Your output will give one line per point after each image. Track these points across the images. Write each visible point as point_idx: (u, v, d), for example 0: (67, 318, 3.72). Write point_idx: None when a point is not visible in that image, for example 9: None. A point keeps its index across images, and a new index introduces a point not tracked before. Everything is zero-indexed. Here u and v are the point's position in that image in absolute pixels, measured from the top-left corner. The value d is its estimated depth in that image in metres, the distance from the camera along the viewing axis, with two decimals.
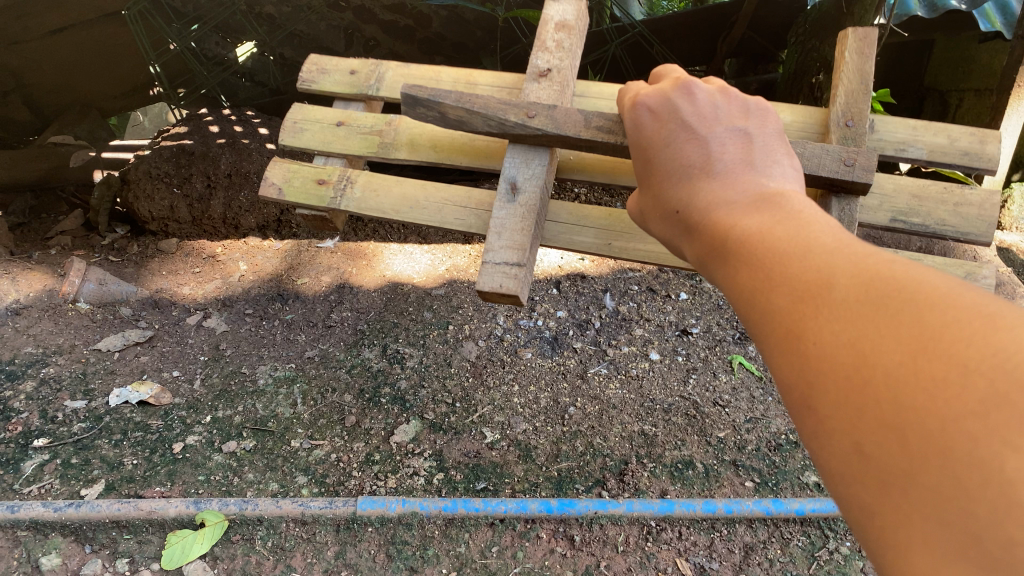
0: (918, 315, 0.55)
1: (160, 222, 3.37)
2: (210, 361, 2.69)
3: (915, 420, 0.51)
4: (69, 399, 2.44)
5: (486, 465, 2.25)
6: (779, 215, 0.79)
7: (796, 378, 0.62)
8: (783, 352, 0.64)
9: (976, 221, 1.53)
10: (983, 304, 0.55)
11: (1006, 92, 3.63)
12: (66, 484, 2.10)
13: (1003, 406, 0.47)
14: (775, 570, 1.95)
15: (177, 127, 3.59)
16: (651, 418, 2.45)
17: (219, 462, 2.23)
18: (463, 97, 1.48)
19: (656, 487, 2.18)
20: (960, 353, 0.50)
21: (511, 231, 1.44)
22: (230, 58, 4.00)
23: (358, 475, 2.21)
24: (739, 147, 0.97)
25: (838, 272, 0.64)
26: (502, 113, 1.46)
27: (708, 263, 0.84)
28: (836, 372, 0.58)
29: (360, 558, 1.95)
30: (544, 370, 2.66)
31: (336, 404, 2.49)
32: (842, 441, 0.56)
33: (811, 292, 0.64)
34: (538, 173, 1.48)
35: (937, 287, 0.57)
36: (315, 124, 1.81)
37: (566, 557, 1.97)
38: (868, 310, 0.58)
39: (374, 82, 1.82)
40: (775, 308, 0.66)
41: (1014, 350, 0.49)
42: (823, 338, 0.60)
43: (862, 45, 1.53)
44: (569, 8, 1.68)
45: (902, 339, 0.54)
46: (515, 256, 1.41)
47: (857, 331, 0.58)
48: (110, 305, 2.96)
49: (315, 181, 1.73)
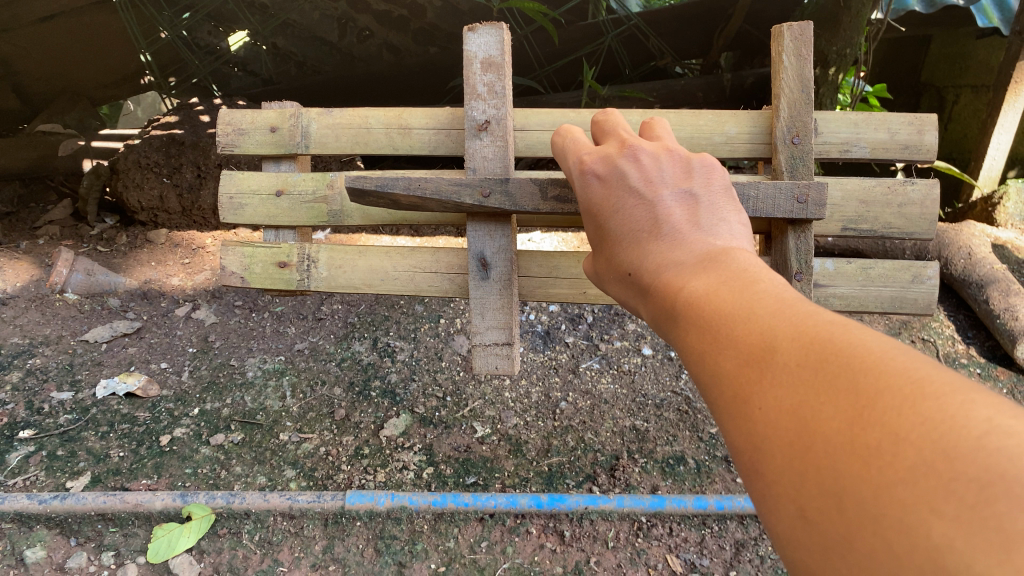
0: (850, 375, 0.54)
1: (150, 212, 3.33)
2: (199, 353, 2.67)
3: (851, 489, 0.49)
4: (55, 390, 2.42)
5: (476, 460, 2.23)
6: (725, 262, 0.77)
7: (742, 445, 0.59)
8: (729, 417, 0.62)
9: (920, 220, 1.57)
10: (915, 364, 0.54)
11: (1002, 89, 3.61)
12: (51, 476, 2.08)
13: (932, 473, 0.46)
14: (767, 567, 1.93)
15: (168, 116, 3.48)
16: (643, 414, 2.44)
17: (207, 455, 2.21)
18: (412, 183, 1.43)
19: (647, 483, 2.16)
20: (893, 421, 0.49)
21: (493, 311, 1.55)
22: (223, 47, 3.97)
23: (347, 469, 2.19)
24: (689, 191, 0.95)
25: (778, 332, 0.62)
26: (456, 197, 1.44)
27: (657, 310, 0.83)
28: (777, 439, 0.56)
29: (348, 552, 1.93)
30: (535, 365, 2.65)
31: (325, 397, 2.47)
32: (782, 508, 0.54)
33: (751, 354, 0.62)
34: (503, 247, 1.51)
35: (872, 349, 0.56)
36: (254, 197, 1.74)
37: (555, 552, 1.95)
38: (802, 371, 0.57)
39: (300, 139, 1.71)
40: (718, 369, 0.64)
41: (945, 416, 0.48)
42: (763, 404, 0.58)
43: (798, 48, 1.49)
44: (493, 39, 1.52)
45: (837, 404, 0.53)
46: (503, 335, 1.56)
47: (796, 397, 0.56)
48: (98, 296, 2.93)
49: (275, 264, 1.71)
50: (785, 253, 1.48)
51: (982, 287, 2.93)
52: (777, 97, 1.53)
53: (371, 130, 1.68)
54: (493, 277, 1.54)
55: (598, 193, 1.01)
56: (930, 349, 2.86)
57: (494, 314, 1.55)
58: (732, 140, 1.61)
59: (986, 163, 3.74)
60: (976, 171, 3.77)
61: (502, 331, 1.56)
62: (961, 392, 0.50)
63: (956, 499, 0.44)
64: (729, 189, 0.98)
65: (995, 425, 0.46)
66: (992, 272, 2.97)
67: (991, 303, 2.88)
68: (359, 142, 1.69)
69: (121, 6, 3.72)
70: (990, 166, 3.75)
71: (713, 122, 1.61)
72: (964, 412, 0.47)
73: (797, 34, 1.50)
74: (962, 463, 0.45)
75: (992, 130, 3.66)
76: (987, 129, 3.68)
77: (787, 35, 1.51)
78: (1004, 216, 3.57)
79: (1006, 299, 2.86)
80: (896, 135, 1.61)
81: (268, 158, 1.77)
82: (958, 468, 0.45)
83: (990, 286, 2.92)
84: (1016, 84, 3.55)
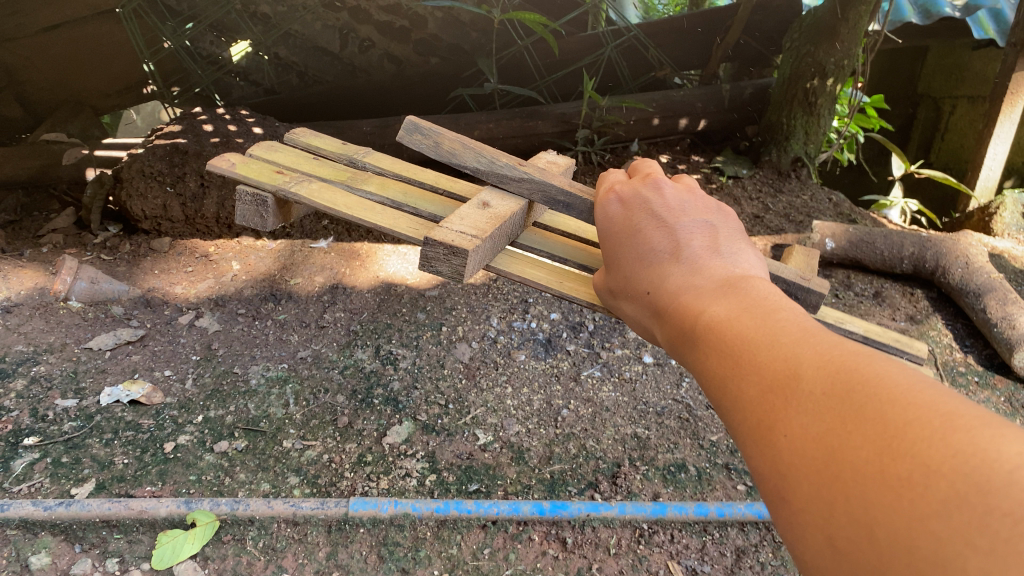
0: (878, 406, 0.57)
1: (153, 221, 3.33)
2: (202, 361, 2.68)
3: (884, 519, 0.52)
4: (60, 398, 2.43)
5: (479, 467, 2.24)
6: (744, 290, 0.81)
7: (767, 469, 0.62)
8: (752, 441, 0.65)
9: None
10: (939, 395, 0.57)
11: (998, 100, 3.65)
12: (56, 483, 2.09)
13: (964, 504, 0.49)
14: (767, 573, 1.96)
15: (171, 125, 3.52)
16: (644, 421, 2.45)
17: (211, 462, 2.22)
18: (460, 140, 1.66)
19: (648, 490, 2.18)
20: (923, 451, 0.52)
21: (473, 220, 1.47)
22: (225, 57, 3.98)
23: (350, 476, 2.20)
24: (707, 222, 0.99)
25: (803, 361, 0.65)
26: (491, 155, 1.64)
27: (674, 338, 0.86)
28: (805, 466, 0.59)
29: (352, 559, 1.94)
30: (537, 373, 2.66)
31: (328, 405, 2.48)
32: (809, 534, 0.57)
33: (777, 381, 0.65)
34: (511, 202, 1.59)
35: (897, 381, 0.59)
36: (293, 152, 1.89)
37: (558, 559, 1.96)
38: (829, 399, 0.60)
39: (361, 151, 1.89)
40: (742, 394, 0.68)
41: (973, 447, 0.51)
42: (790, 430, 0.61)
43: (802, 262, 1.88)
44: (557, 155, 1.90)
45: (865, 435, 0.56)
46: (472, 233, 1.42)
47: (823, 425, 0.59)
48: (101, 303, 2.95)
49: (271, 171, 1.77)
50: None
51: (980, 295, 2.96)
52: None
53: (425, 175, 1.83)
54: (487, 210, 1.54)
55: (616, 222, 1.05)
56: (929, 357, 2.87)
57: (474, 220, 1.48)
58: None
59: (983, 174, 3.78)
60: (973, 180, 3.82)
61: (475, 229, 1.44)
62: (987, 423, 0.53)
63: (989, 531, 0.47)
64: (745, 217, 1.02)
65: (1022, 456, 0.49)
66: (989, 280, 3.01)
67: (988, 312, 2.90)
68: (408, 172, 1.82)
69: (124, 17, 3.78)
70: (987, 176, 3.79)
71: None
72: (991, 444, 0.50)
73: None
74: (994, 495, 0.48)
75: (987, 141, 3.70)
76: (983, 140, 3.73)
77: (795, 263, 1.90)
78: (1001, 226, 3.59)
79: (1003, 307, 2.89)
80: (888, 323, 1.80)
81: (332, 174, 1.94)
82: (988, 501, 0.48)
83: (987, 295, 2.95)
84: (1012, 96, 3.59)
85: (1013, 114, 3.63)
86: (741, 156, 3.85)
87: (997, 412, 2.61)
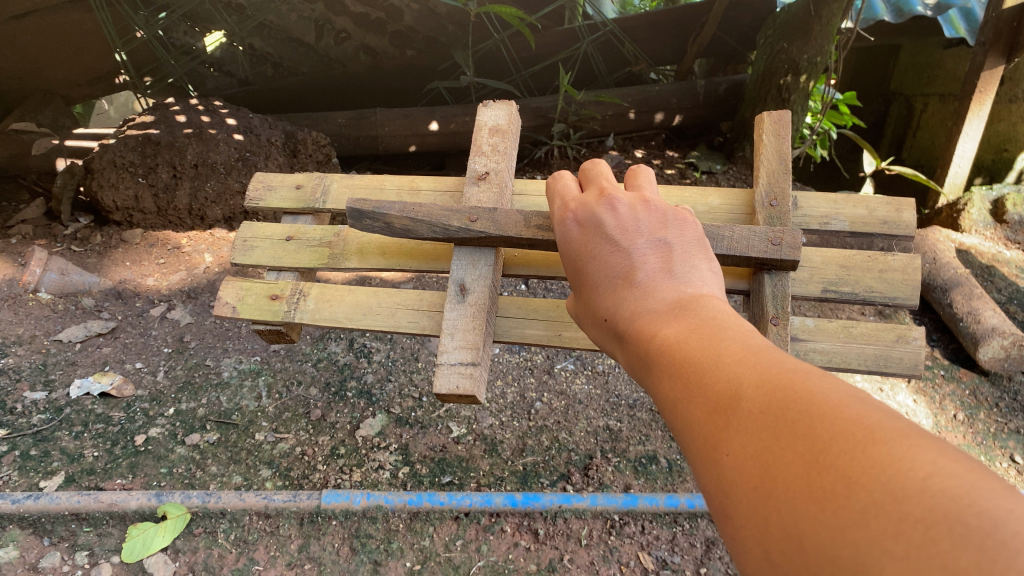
0: (808, 422, 0.55)
1: (125, 212, 3.28)
2: (175, 353, 2.67)
3: (811, 531, 0.50)
4: (29, 390, 2.40)
5: (452, 459, 2.25)
6: (693, 309, 0.78)
7: (712, 491, 0.60)
8: (701, 465, 0.62)
9: (902, 285, 1.53)
10: (871, 410, 0.55)
11: (967, 98, 3.70)
12: (24, 476, 2.07)
13: (879, 513, 0.47)
14: (736, 563, 1.98)
15: (143, 116, 3.42)
16: (616, 414, 2.48)
17: (182, 455, 2.21)
18: (407, 207, 1.48)
19: (620, 482, 2.20)
20: (847, 465, 0.50)
21: (464, 332, 1.43)
22: (198, 48, 3.96)
23: (323, 469, 2.20)
24: (662, 230, 0.96)
25: (743, 380, 0.63)
26: (445, 220, 1.46)
27: (631, 361, 0.84)
28: (743, 487, 0.57)
29: (323, 551, 1.95)
30: (511, 366, 2.68)
31: (302, 398, 2.48)
32: (750, 554, 0.55)
33: (719, 402, 0.63)
34: (484, 273, 1.49)
35: (830, 396, 0.57)
36: (264, 241, 1.75)
37: (530, 550, 1.98)
38: (764, 417, 0.58)
39: (319, 195, 1.76)
40: (689, 417, 0.66)
41: (893, 458, 0.49)
42: (730, 451, 0.59)
43: (777, 128, 1.60)
44: (501, 113, 1.68)
45: (796, 452, 0.54)
46: (468, 356, 1.40)
47: (761, 445, 0.57)
48: (71, 295, 2.92)
49: (268, 296, 1.66)
50: (761, 298, 1.47)
51: (947, 291, 3.01)
52: (759, 170, 1.58)
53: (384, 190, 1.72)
54: (469, 301, 1.47)
55: (573, 235, 1.02)
56: None
57: (465, 332, 1.42)
58: (714, 211, 1.62)
59: (952, 171, 3.82)
60: (942, 177, 3.87)
61: (469, 351, 1.40)
62: (911, 437, 0.51)
63: (903, 538, 0.45)
64: (701, 233, 0.99)
65: (939, 467, 0.47)
66: (956, 276, 3.06)
67: (955, 307, 2.95)
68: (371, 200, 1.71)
69: (97, 6, 3.70)
70: (955, 174, 3.84)
71: (698, 194, 1.64)
72: (910, 457, 0.49)
73: (776, 119, 1.61)
74: (907, 502, 0.46)
75: (957, 138, 3.75)
76: (951, 138, 3.78)
77: (768, 121, 1.62)
78: (969, 222, 3.64)
79: (969, 302, 2.93)
80: (875, 212, 1.59)
81: (287, 213, 1.80)
82: (904, 508, 0.46)
83: (954, 290, 3.00)
84: (981, 94, 3.64)
85: (981, 112, 3.68)
86: (715, 152, 3.86)
87: (962, 405, 2.69)
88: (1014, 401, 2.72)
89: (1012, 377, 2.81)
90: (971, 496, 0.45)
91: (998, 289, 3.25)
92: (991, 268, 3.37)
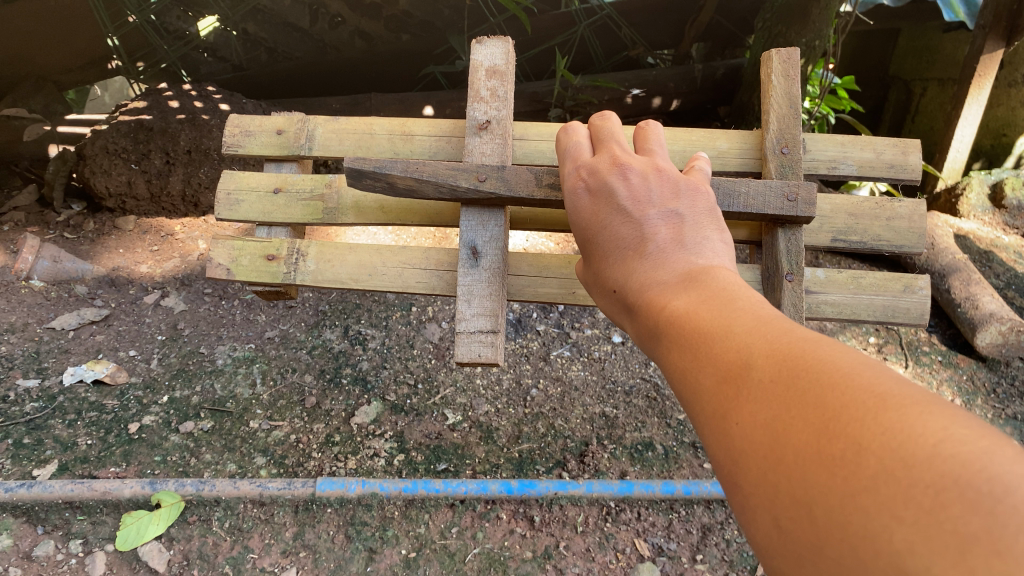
0: (820, 390, 0.54)
1: (118, 198, 3.26)
2: (168, 341, 2.65)
3: (820, 498, 0.49)
4: (21, 378, 2.39)
5: (448, 447, 2.24)
6: (704, 283, 0.76)
7: (722, 460, 0.59)
8: (710, 433, 0.61)
9: (908, 233, 1.55)
10: (886, 379, 0.53)
11: (966, 82, 3.66)
12: (17, 464, 2.05)
13: (890, 479, 0.46)
14: (732, 550, 1.97)
15: (136, 101, 3.39)
16: (612, 400, 2.47)
17: (177, 443, 2.20)
18: (410, 166, 1.44)
19: (615, 468, 2.19)
20: (858, 431, 0.49)
21: (480, 298, 1.47)
22: (192, 32, 3.91)
23: (317, 456, 2.19)
24: (672, 204, 0.94)
25: (755, 350, 0.62)
26: (452, 180, 1.44)
27: (639, 334, 0.82)
28: (752, 453, 0.55)
29: (319, 539, 1.94)
30: (507, 352, 2.65)
31: (296, 385, 2.47)
32: (760, 523, 0.54)
33: (729, 372, 0.62)
34: (496, 235, 1.49)
35: (844, 365, 0.56)
36: (251, 194, 1.71)
37: (526, 537, 1.97)
38: (775, 386, 0.57)
39: (304, 141, 1.70)
40: (700, 387, 0.64)
41: (904, 426, 0.48)
42: (740, 419, 0.58)
43: (786, 68, 1.57)
44: (498, 51, 1.62)
45: (806, 420, 0.53)
46: (488, 323, 1.45)
47: (770, 412, 0.56)
48: (64, 283, 2.90)
49: (263, 257, 1.63)
50: (775, 254, 1.48)
51: (945, 276, 2.99)
52: (767, 112, 1.58)
53: (374, 136, 1.68)
54: (484, 266, 1.49)
55: (582, 209, 1.01)
56: (893, 337, 2.90)
57: (481, 299, 1.46)
58: (722, 156, 1.62)
59: (950, 156, 3.79)
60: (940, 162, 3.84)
61: (487, 318, 1.46)
62: (926, 405, 0.50)
63: (913, 503, 0.44)
64: (713, 205, 0.97)
65: (950, 433, 0.46)
66: (954, 262, 3.04)
67: (953, 293, 2.94)
68: (361, 146, 1.68)
69: None
70: (953, 159, 3.81)
71: (705, 138, 1.62)
72: (922, 424, 0.47)
73: (784, 57, 1.58)
74: (918, 468, 0.45)
75: (955, 124, 3.73)
76: (950, 123, 3.75)
77: (776, 58, 1.59)
78: (967, 207, 3.63)
79: (967, 287, 2.92)
80: (881, 155, 1.61)
81: (270, 160, 1.76)
82: (915, 474, 0.45)
83: (952, 276, 2.98)
84: (979, 79, 3.61)
85: (980, 96, 3.66)
86: None
87: (959, 391, 2.69)
88: (1011, 386, 2.71)
89: (1010, 363, 2.79)
90: (982, 461, 0.44)
91: (996, 274, 3.25)
92: (989, 253, 3.36)
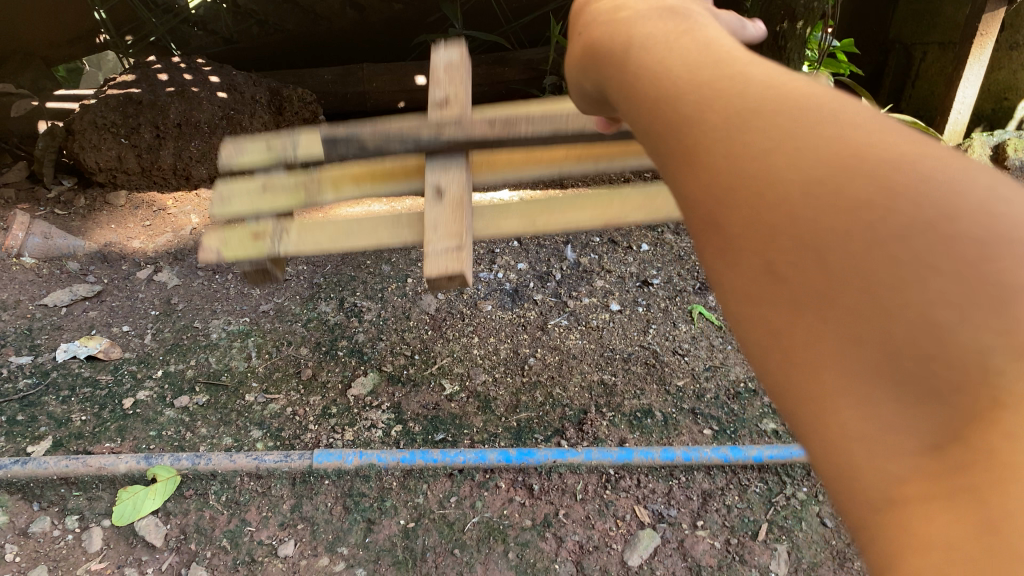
0: (836, 141, 0.50)
1: (108, 172, 3.22)
2: (162, 315, 2.63)
3: (831, 240, 0.46)
4: (14, 354, 2.37)
5: (445, 417, 2.22)
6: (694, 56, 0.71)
7: (704, 203, 0.55)
8: (695, 181, 0.56)
9: None
10: (898, 138, 0.51)
11: (967, 41, 3.60)
12: (12, 441, 2.05)
13: (925, 230, 0.43)
14: (732, 516, 1.95)
15: (123, 75, 3.36)
16: (610, 368, 2.44)
17: (172, 417, 2.18)
18: (376, 126, 1.29)
19: (615, 436, 2.17)
20: (885, 181, 0.46)
21: (444, 224, 1.26)
22: (180, 6, 3.87)
23: (314, 429, 2.17)
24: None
25: (757, 104, 0.56)
26: (416, 129, 1.27)
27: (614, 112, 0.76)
28: (748, 194, 0.51)
29: (316, 511, 1.92)
30: (503, 323, 2.63)
31: (292, 357, 2.44)
32: (743, 263, 0.51)
33: (730, 117, 0.56)
34: (461, 172, 1.31)
35: (852, 123, 0.53)
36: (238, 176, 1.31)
37: (525, 505, 1.95)
38: (782, 135, 0.53)
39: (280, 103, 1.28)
40: (687, 138, 0.59)
41: (935, 186, 0.45)
42: (737, 159, 0.53)
43: None
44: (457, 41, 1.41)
45: (821, 166, 0.49)
46: (454, 242, 1.23)
47: (774, 159, 0.52)
48: (56, 259, 2.87)
49: (252, 239, 1.32)
50: None
51: None
52: None
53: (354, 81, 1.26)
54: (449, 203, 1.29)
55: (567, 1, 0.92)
56: None
57: (446, 224, 1.25)
58: None
59: (952, 116, 3.77)
60: (942, 123, 3.81)
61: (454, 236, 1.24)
62: (948, 162, 0.48)
63: (949, 252, 0.42)
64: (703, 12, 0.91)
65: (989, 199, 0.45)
66: None
67: None
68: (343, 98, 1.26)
69: None
70: (956, 119, 3.80)
71: None
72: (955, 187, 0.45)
73: None
74: (957, 223, 0.43)
75: (956, 84, 3.68)
76: (952, 83, 3.70)
77: None
78: None
79: None
80: None
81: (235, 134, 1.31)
82: (952, 228, 0.43)
83: None
84: (981, 36, 3.54)
85: (981, 55, 3.59)
86: None
87: None
88: None
89: None
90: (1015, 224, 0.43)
91: None
92: None
